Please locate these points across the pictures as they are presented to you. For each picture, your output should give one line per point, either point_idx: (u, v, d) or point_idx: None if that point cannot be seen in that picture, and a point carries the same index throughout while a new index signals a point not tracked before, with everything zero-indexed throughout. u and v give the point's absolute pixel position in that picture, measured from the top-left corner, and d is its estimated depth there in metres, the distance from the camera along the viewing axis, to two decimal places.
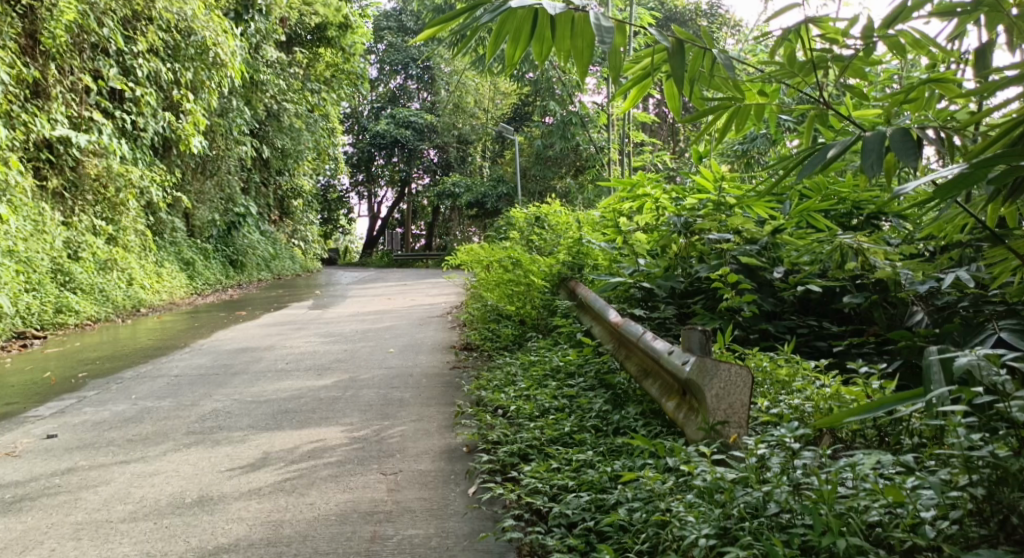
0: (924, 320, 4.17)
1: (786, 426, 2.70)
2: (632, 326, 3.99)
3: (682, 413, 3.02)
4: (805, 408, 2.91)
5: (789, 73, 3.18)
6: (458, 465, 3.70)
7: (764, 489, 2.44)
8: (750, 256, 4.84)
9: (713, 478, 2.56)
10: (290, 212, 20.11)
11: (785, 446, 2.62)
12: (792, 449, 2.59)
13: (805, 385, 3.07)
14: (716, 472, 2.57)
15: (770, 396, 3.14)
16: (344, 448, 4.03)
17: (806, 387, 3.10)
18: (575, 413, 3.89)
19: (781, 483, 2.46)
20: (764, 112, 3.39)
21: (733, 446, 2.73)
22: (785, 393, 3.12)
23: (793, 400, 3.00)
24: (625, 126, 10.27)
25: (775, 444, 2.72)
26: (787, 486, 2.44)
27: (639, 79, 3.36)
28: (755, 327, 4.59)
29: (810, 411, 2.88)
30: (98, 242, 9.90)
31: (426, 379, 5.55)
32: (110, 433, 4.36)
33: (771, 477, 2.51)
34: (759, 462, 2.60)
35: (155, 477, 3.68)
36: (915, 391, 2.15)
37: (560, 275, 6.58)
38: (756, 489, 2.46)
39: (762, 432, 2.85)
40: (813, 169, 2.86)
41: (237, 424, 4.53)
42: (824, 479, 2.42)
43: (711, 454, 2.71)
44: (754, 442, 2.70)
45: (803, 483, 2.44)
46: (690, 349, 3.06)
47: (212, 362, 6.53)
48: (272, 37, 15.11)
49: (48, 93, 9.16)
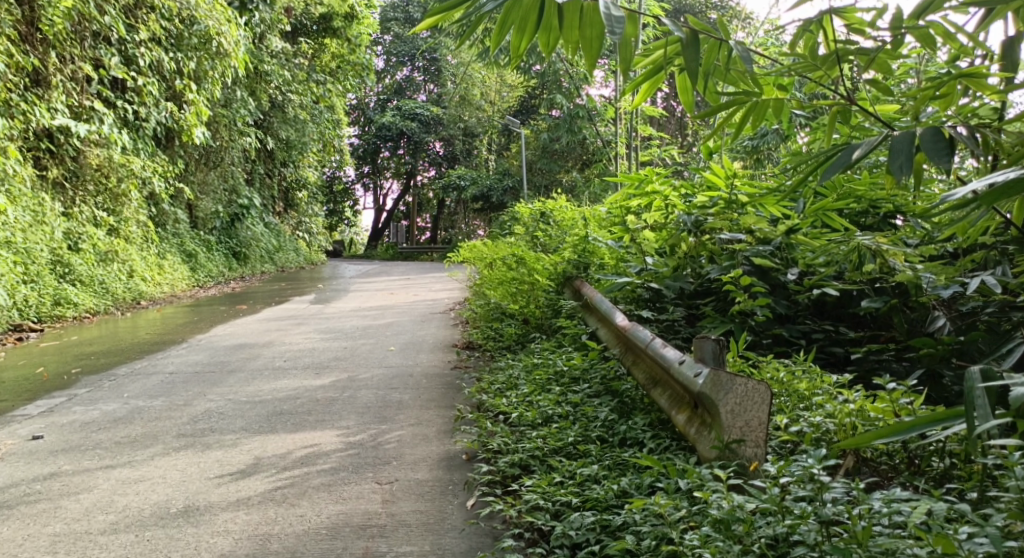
0: (947, 326, 3.98)
1: (811, 452, 2.51)
2: (640, 332, 3.81)
3: (693, 428, 2.86)
4: (826, 425, 2.74)
5: (811, 66, 2.96)
6: (457, 475, 3.54)
7: (788, 522, 2.28)
8: (762, 257, 4.64)
9: (730, 505, 2.39)
10: (295, 203, 19.94)
11: (813, 478, 2.42)
12: (821, 482, 2.40)
13: (827, 400, 2.89)
14: (734, 500, 2.40)
15: (788, 410, 2.97)
16: (339, 454, 3.87)
17: (828, 402, 2.92)
18: (579, 422, 3.72)
19: (807, 516, 2.29)
20: (782, 108, 3.19)
21: (752, 472, 2.56)
22: (804, 409, 2.95)
23: (814, 416, 2.83)
24: (633, 119, 10.09)
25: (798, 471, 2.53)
26: (815, 523, 2.27)
27: (651, 73, 3.17)
28: (768, 331, 4.40)
29: (833, 429, 2.72)
30: (98, 234, 9.75)
31: (426, 380, 5.38)
32: (97, 435, 4.20)
33: (793, 508, 2.35)
34: (781, 491, 2.42)
35: (140, 484, 3.52)
36: (954, 412, 1.96)
37: (565, 274, 6.36)
38: (779, 522, 2.29)
39: (784, 455, 2.67)
40: (838, 171, 2.63)
41: (230, 426, 4.37)
42: (854, 514, 2.25)
43: (728, 479, 2.53)
44: (777, 470, 2.52)
45: (833, 519, 2.26)
46: (702, 360, 2.90)
47: (209, 359, 6.36)
48: (277, 26, 14.92)
49: (48, 81, 9.00)
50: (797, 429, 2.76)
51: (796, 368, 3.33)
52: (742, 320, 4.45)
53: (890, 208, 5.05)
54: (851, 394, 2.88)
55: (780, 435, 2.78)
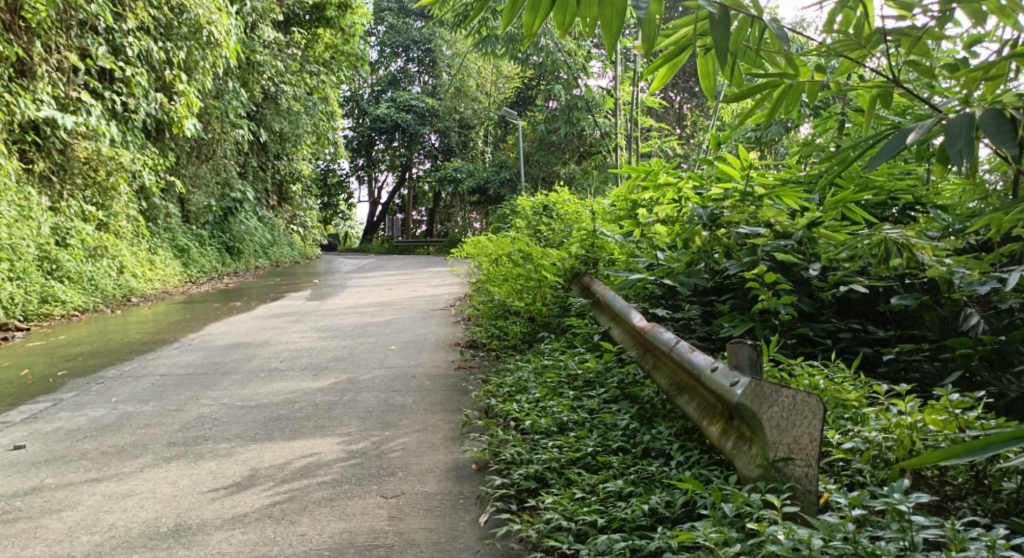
0: (982, 324, 3.77)
1: (889, 486, 2.30)
2: (661, 333, 3.58)
3: (730, 442, 2.64)
4: (884, 442, 2.58)
5: (853, 44, 2.79)
6: (468, 487, 3.33)
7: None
8: (784, 251, 4.39)
9: (790, 540, 2.17)
10: (289, 197, 19.67)
11: (896, 513, 2.20)
12: (907, 519, 2.19)
13: (881, 413, 2.73)
14: (793, 532, 2.19)
15: (835, 423, 2.80)
16: (341, 464, 3.64)
17: (881, 415, 2.75)
18: (597, 430, 3.50)
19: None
20: (817, 92, 3.02)
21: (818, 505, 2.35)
22: (855, 423, 2.78)
23: (869, 432, 2.67)
24: (634, 108, 9.87)
25: (869, 505, 2.31)
26: None
27: (674, 54, 2.93)
28: (792, 331, 4.18)
29: (890, 446, 2.56)
30: (87, 229, 9.50)
31: (430, 381, 5.15)
32: (83, 444, 3.96)
33: (859, 541, 2.15)
34: (851, 526, 2.21)
35: (128, 500, 3.28)
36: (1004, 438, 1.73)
37: (573, 269, 6.12)
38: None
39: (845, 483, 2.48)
40: (888, 157, 2.42)
41: (224, 433, 4.14)
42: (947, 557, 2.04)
43: (781, 505, 2.31)
44: (846, 504, 2.31)
45: None
46: (737, 367, 2.68)
47: (202, 360, 6.12)
48: (269, 16, 14.64)
49: (34, 71, 8.74)
50: (851, 445, 2.60)
51: (836, 376, 3.17)
52: (764, 320, 4.22)
53: (909, 200, 4.84)
54: (905, 405, 2.71)
55: (832, 453, 2.62)
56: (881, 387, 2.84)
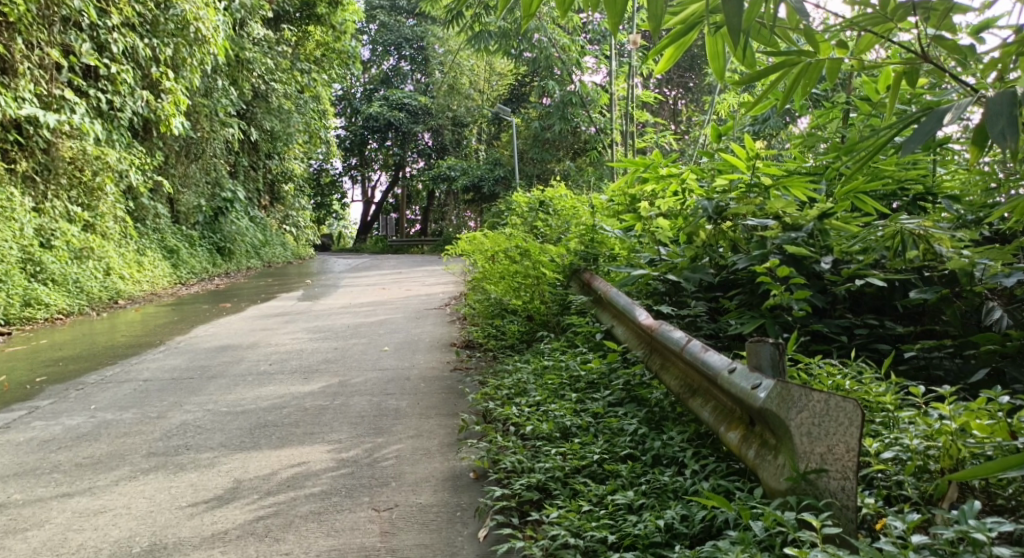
0: (1006, 318, 3.57)
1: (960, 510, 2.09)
2: (668, 332, 3.37)
3: (754, 451, 2.44)
4: (927, 451, 2.39)
5: (879, 19, 2.59)
6: (465, 498, 3.11)
7: None
8: (796, 244, 4.14)
9: None
10: (281, 196, 19.44)
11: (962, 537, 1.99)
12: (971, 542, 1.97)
13: (921, 419, 2.54)
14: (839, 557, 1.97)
15: (869, 431, 2.61)
16: (330, 474, 3.42)
17: (920, 421, 2.56)
18: (602, 436, 3.29)
19: None
20: (836, 71, 2.81)
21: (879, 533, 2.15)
22: (891, 430, 2.59)
23: (910, 440, 2.47)
24: (631, 101, 9.68)
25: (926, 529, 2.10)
26: None
27: (682, 34, 2.68)
28: (806, 328, 3.95)
29: (936, 456, 2.37)
30: (72, 230, 9.29)
31: (425, 383, 4.94)
32: (56, 456, 3.72)
33: None
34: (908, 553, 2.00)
35: (100, 517, 3.05)
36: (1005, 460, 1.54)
37: (571, 266, 5.87)
38: None
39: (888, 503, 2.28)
40: (923, 140, 2.21)
41: (207, 442, 3.91)
42: None
43: (819, 525, 2.10)
44: (903, 527, 2.11)
45: None
46: (758, 368, 2.48)
47: (188, 364, 5.88)
48: (258, 13, 14.38)
49: (15, 69, 8.52)
50: (892, 455, 2.41)
51: (861, 377, 2.99)
52: (776, 316, 4.00)
53: (919, 190, 4.63)
54: (947, 408, 2.52)
55: (871, 464, 2.43)
56: (916, 388, 2.65)
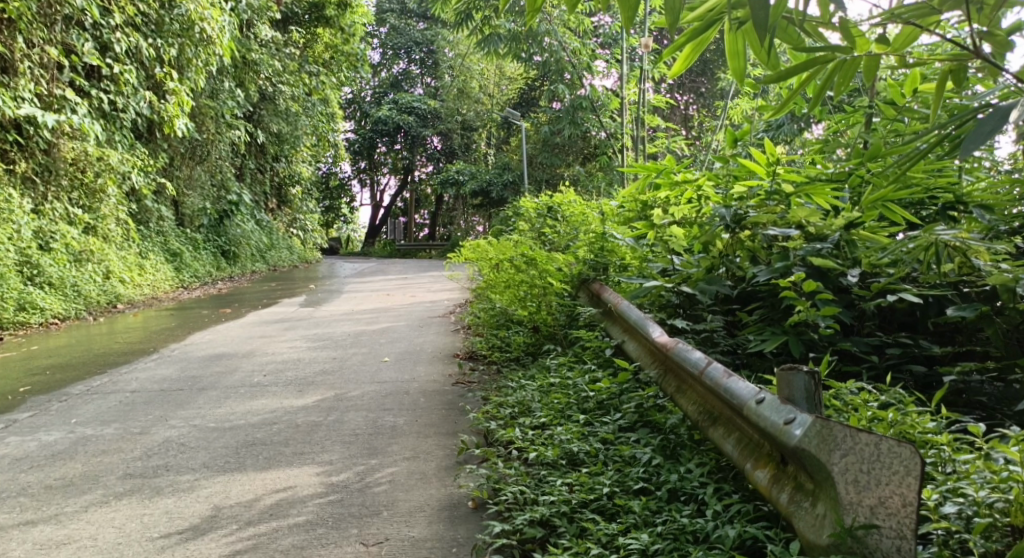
0: None
1: None
2: (685, 351, 3.08)
3: (790, 498, 2.20)
4: (995, 504, 2.16)
5: (925, 10, 2.28)
6: (461, 531, 2.86)
7: None
8: (820, 255, 3.85)
9: None
10: (288, 200, 19.24)
11: None
12: None
13: (984, 468, 2.30)
14: None
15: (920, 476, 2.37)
16: (316, 501, 3.16)
17: (982, 469, 2.32)
18: (615, 466, 3.02)
19: None
20: (872, 69, 2.49)
21: None
22: (948, 476, 2.34)
23: (976, 492, 2.23)
24: (643, 105, 9.40)
25: None
26: None
27: (697, 33, 2.39)
28: (833, 347, 3.67)
29: (1004, 509, 2.13)
30: (71, 232, 9.07)
31: (425, 398, 4.67)
32: (26, 477, 3.48)
33: None
34: None
35: (62, 549, 2.83)
36: None
37: (581, 276, 5.59)
38: None
39: None
40: (982, 141, 1.93)
41: (189, 461, 3.66)
42: None
43: None
44: None
45: None
46: (791, 400, 2.24)
47: (179, 374, 5.62)
48: (265, 14, 14.16)
49: (16, 68, 8.30)
50: (954, 510, 2.17)
51: (905, 409, 2.74)
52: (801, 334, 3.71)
53: (949, 198, 4.21)
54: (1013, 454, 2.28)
55: (932, 519, 2.20)
56: (976, 428, 2.41)
